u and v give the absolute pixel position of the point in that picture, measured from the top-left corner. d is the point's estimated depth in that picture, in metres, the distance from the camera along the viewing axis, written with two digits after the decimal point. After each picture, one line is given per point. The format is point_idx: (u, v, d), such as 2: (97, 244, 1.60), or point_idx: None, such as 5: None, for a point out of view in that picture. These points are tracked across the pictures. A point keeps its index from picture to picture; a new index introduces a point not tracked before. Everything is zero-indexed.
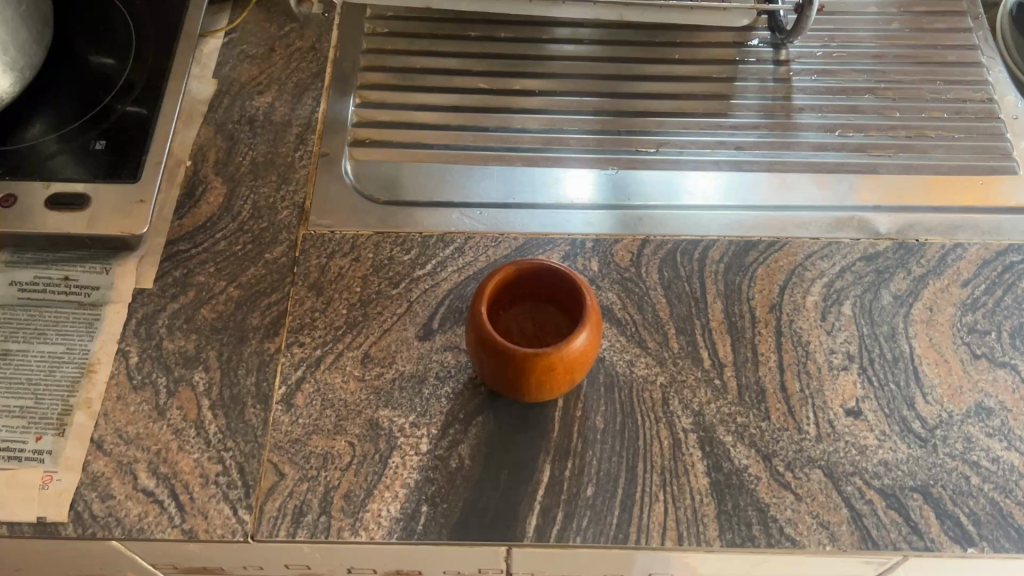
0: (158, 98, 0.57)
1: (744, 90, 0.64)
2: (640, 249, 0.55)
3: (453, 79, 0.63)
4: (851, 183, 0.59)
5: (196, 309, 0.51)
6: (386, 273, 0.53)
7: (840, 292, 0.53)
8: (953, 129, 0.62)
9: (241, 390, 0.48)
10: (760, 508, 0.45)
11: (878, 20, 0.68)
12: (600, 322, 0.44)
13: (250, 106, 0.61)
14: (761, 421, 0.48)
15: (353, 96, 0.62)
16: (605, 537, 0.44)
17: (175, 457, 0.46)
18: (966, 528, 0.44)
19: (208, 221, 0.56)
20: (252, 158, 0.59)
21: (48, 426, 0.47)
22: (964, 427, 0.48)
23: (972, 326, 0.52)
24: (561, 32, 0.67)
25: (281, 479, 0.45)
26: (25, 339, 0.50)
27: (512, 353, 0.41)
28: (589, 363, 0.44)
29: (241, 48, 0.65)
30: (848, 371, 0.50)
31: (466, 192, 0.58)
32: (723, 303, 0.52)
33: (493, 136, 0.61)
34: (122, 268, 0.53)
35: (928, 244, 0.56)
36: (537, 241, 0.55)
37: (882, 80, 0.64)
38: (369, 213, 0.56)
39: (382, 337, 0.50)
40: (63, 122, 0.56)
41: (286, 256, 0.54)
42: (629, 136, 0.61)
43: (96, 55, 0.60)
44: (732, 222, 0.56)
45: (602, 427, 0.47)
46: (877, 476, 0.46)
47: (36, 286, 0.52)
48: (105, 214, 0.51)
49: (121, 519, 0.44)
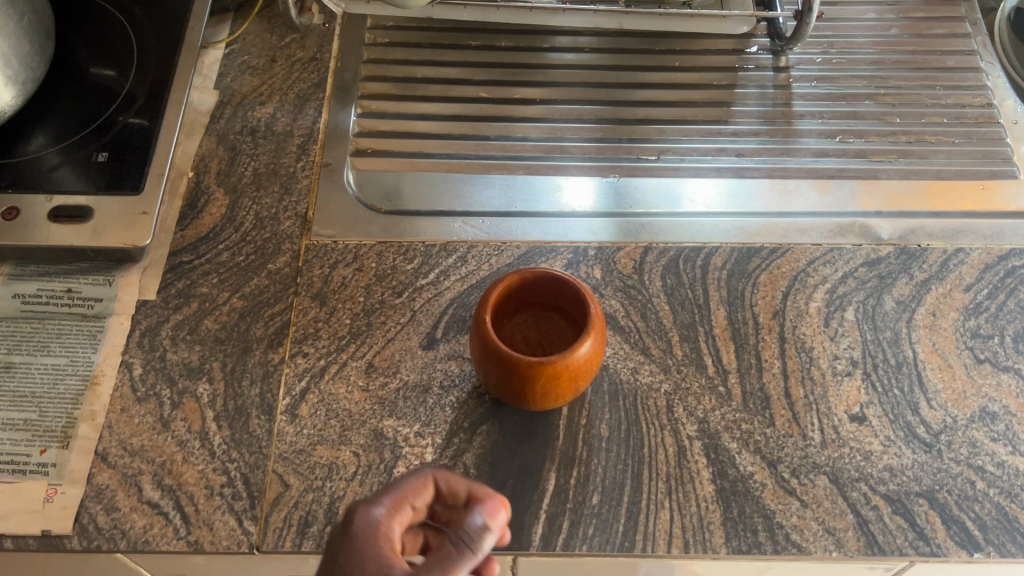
0: (160, 110, 0.57)
1: (743, 98, 0.64)
2: (642, 256, 0.55)
3: (453, 88, 0.64)
4: (853, 188, 0.59)
5: (199, 320, 0.51)
6: (389, 282, 0.53)
7: (842, 298, 0.53)
8: (953, 135, 0.62)
9: (246, 401, 0.48)
10: (765, 515, 0.45)
11: (877, 26, 0.68)
12: (604, 329, 0.44)
13: (252, 117, 0.62)
14: (766, 428, 0.48)
15: (354, 106, 0.62)
16: (611, 546, 0.44)
17: (179, 469, 0.46)
18: (973, 533, 0.44)
19: (211, 232, 0.56)
20: (254, 168, 0.59)
21: (52, 439, 0.46)
22: (968, 431, 0.48)
23: (976, 331, 0.52)
24: (562, 40, 0.67)
25: (286, 489, 0.45)
26: (29, 352, 0.50)
27: (518, 363, 0.41)
28: (594, 370, 0.44)
29: (242, 59, 0.65)
30: (852, 377, 0.50)
31: (468, 201, 0.58)
32: (726, 309, 0.52)
33: (495, 145, 0.61)
34: (126, 280, 0.53)
35: (930, 249, 0.56)
36: (539, 250, 0.55)
37: (881, 85, 0.65)
38: (371, 222, 0.56)
39: (386, 346, 0.50)
40: (65, 135, 0.57)
41: (289, 266, 0.54)
42: (630, 143, 0.61)
43: (97, 67, 0.60)
44: (734, 229, 0.56)
45: (607, 435, 0.47)
46: (883, 481, 0.46)
47: (39, 298, 0.52)
48: (108, 225, 0.52)
49: (126, 531, 0.44)
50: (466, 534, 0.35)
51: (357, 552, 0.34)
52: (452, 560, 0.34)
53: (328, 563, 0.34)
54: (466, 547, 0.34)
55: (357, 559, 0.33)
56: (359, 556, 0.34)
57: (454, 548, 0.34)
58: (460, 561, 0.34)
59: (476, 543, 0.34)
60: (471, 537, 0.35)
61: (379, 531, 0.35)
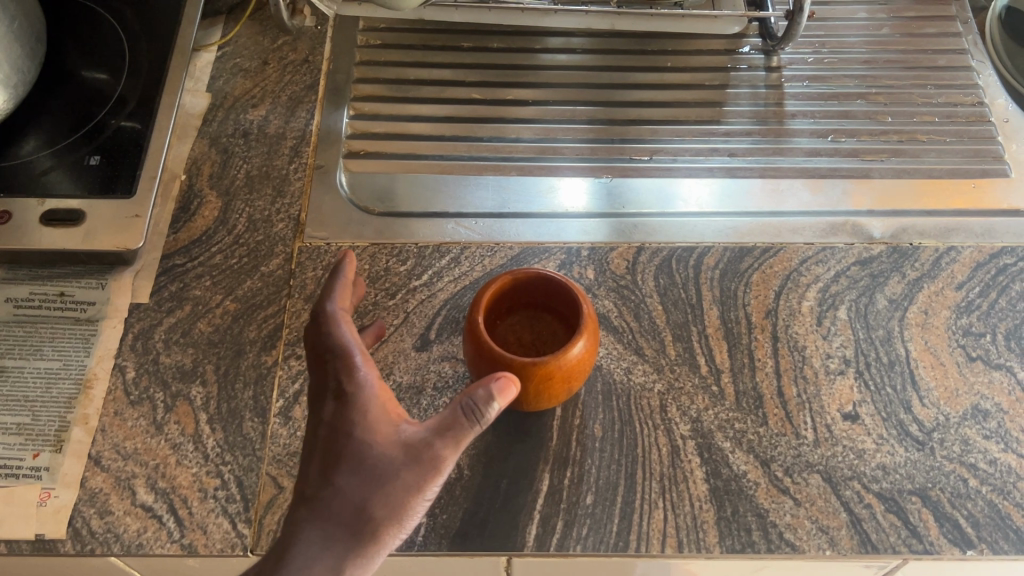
0: (152, 113, 0.57)
1: (735, 98, 0.64)
2: (635, 256, 0.55)
3: (446, 90, 0.64)
4: (845, 187, 0.59)
5: (192, 323, 0.51)
6: (382, 284, 0.53)
7: (835, 296, 0.53)
8: (944, 134, 0.62)
9: (239, 404, 0.48)
10: (759, 514, 0.45)
11: (868, 26, 0.69)
12: (597, 329, 0.44)
13: (244, 119, 0.62)
14: (759, 427, 0.48)
15: (346, 108, 0.62)
16: (605, 546, 0.44)
17: (173, 472, 0.46)
18: (966, 530, 0.44)
19: (203, 235, 0.56)
20: (247, 171, 0.59)
21: (46, 442, 0.46)
22: (961, 429, 0.48)
23: (967, 329, 0.52)
24: (554, 41, 0.67)
25: (280, 492, 0.45)
26: (21, 356, 0.50)
27: (511, 362, 0.41)
28: (585, 371, 0.44)
29: (234, 62, 0.65)
30: (845, 376, 0.50)
31: (461, 203, 0.58)
32: (719, 309, 0.53)
33: (487, 146, 0.61)
34: (118, 283, 0.53)
35: (922, 247, 0.56)
36: (532, 250, 0.55)
37: (872, 85, 0.65)
38: (364, 224, 0.56)
39: (379, 347, 0.50)
40: (56, 139, 0.56)
41: (283, 268, 0.54)
42: (623, 144, 0.61)
43: (88, 70, 0.60)
44: (726, 229, 0.57)
45: (600, 435, 0.47)
46: (876, 480, 0.46)
47: (31, 303, 0.52)
48: (100, 229, 0.51)
49: (120, 535, 0.44)
50: (470, 401, 0.37)
51: (360, 414, 0.37)
52: (456, 422, 0.36)
53: (330, 427, 0.37)
54: (469, 413, 0.37)
55: (363, 424, 0.36)
56: (363, 419, 0.37)
57: (456, 411, 0.37)
58: (466, 427, 0.36)
59: (480, 410, 0.37)
60: (475, 402, 0.37)
61: (374, 395, 0.37)
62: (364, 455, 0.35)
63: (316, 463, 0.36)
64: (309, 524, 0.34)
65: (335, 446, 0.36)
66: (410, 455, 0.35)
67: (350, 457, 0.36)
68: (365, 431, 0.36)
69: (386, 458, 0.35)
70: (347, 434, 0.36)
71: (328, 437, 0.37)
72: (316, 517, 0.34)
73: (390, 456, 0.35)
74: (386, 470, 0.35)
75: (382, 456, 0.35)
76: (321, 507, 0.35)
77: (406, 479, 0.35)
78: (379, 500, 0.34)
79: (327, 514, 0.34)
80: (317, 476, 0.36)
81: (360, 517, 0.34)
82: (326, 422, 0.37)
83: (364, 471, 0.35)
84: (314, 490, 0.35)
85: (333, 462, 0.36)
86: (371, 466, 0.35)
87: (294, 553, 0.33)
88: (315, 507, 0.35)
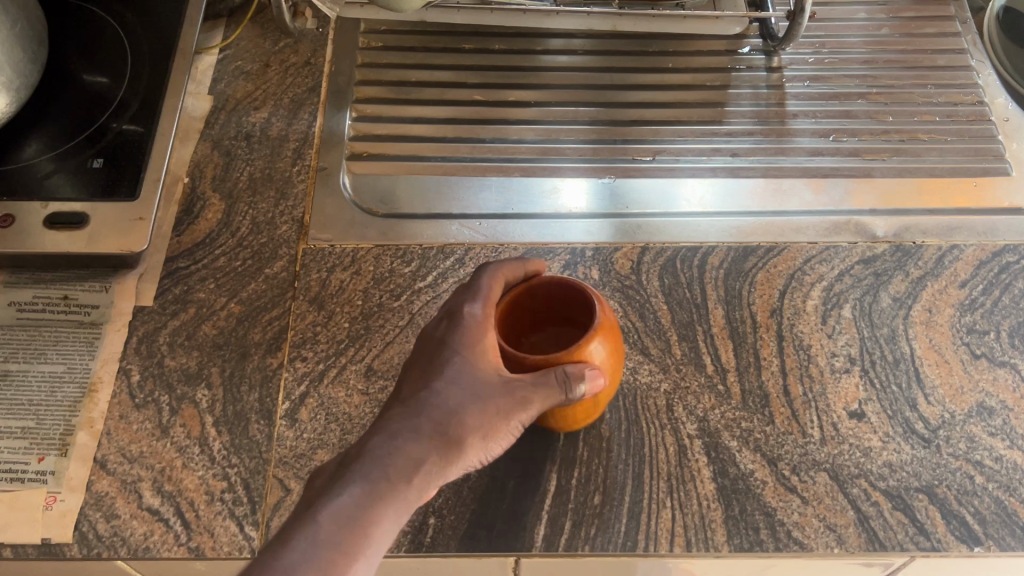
0: (155, 116, 0.57)
1: (737, 98, 0.64)
2: (639, 256, 0.55)
3: (448, 91, 0.64)
4: (846, 186, 0.59)
5: (196, 326, 0.51)
6: (386, 285, 0.53)
7: (839, 295, 0.53)
8: (945, 133, 0.63)
9: (244, 407, 0.48)
10: (766, 513, 0.45)
11: (868, 26, 0.69)
12: (616, 333, 0.43)
13: (247, 122, 0.61)
14: (765, 426, 0.48)
15: (349, 111, 0.62)
16: (614, 545, 0.44)
17: (179, 475, 0.46)
18: (973, 528, 0.45)
19: (207, 237, 0.55)
20: (250, 173, 0.59)
21: (51, 447, 0.46)
22: (966, 427, 0.48)
23: (972, 326, 0.52)
24: (555, 42, 0.67)
25: (287, 494, 0.45)
26: (25, 360, 0.49)
27: (548, 361, 0.40)
28: (610, 376, 0.43)
29: (235, 65, 0.65)
30: (850, 374, 0.50)
31: (464, 204, 0.58)
32: (723, 308, 0.53)
33: (491, 148, 0.61)
34: (122, 286, 0.53)
35: (925, 246, 0.56)
36: (536, 251, 0.55)
37: (873, 85, 0.65)
38: (368, 226, 0.56)
39: (384, 349, 0.50)
40: (59, 142, 0.56)
41: (286, 270, 0.54)
42: (625, 145, 0.61)
43: (90, 73, 0.60)
44: (729, 229, 0.57)
45: (608, 435, 0.47)
46: (882, 478, 0.46)
47: (36, 306, 0.52)
48: (105, 231, 0.51)
49: (127, 538, 0.44)
50: (564, 375, 0.39)
51: (469, 338, 0.39)
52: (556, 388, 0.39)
53: (439, 343, 0.40)
54: (562, 382, 0.39)
55: (470, 346, 0.39)
56: (470, 343, 0.39)
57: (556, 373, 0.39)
58: (558, 391, 0.39)
59: (572, 383, 0.39)
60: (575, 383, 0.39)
61: (482, 326, 0.40)
62: (465, 373, 0.38)
63: (416, 371, 0.40)
64: (402, 419, 0.37)
65: (437, 360, 0.39)
66: (505, 386, 0.38)
67: (451, 372, 0.38)
68: (470, 354, 0.39)
69: (484, 382, 0.38)
70: (452, 351, 0.39)
71: (433, 351, 0.40)
72: (408, 415, 0.37)
73: (487, 381, 0.38)
74: (482, 391, 0.38)
75: (480, 378, 0.38)
76: (417, 407, 0.37)
77: (497, 405, 0.38)
78: (471, 414, 0.37)
79: (420, 413, 0.37)
80: (416, 381, 0.39)
81: (450, 424, 0.37)
82: (436, 338, 0.40)
83: (462, 386, 0.38)
84: (411, 393, 0.38)
85: (434, 371, 0.39)
86: (468, 383, 0.38)
87: (385, 440, 0.35)
88: (410, 406, 0.37)
